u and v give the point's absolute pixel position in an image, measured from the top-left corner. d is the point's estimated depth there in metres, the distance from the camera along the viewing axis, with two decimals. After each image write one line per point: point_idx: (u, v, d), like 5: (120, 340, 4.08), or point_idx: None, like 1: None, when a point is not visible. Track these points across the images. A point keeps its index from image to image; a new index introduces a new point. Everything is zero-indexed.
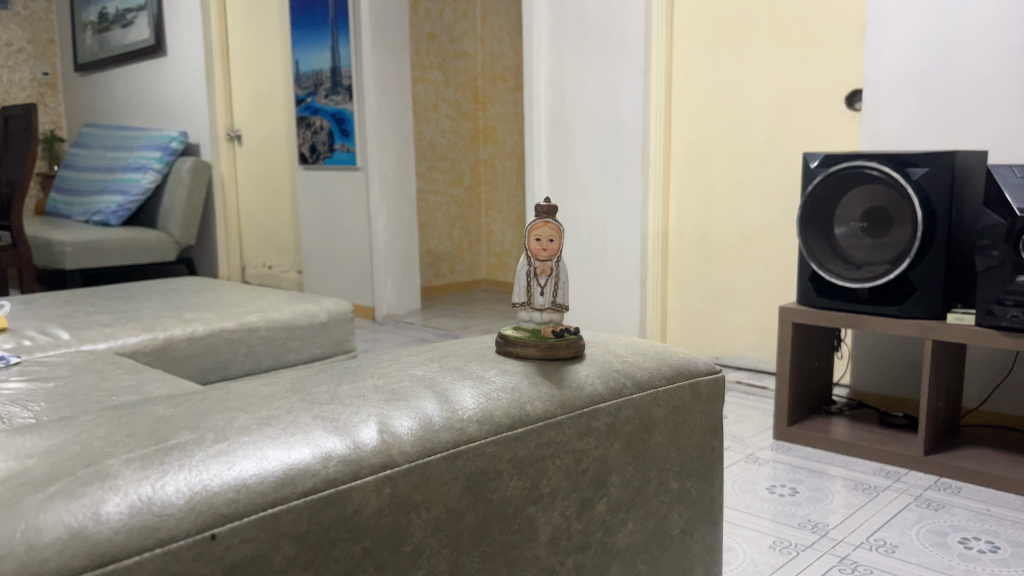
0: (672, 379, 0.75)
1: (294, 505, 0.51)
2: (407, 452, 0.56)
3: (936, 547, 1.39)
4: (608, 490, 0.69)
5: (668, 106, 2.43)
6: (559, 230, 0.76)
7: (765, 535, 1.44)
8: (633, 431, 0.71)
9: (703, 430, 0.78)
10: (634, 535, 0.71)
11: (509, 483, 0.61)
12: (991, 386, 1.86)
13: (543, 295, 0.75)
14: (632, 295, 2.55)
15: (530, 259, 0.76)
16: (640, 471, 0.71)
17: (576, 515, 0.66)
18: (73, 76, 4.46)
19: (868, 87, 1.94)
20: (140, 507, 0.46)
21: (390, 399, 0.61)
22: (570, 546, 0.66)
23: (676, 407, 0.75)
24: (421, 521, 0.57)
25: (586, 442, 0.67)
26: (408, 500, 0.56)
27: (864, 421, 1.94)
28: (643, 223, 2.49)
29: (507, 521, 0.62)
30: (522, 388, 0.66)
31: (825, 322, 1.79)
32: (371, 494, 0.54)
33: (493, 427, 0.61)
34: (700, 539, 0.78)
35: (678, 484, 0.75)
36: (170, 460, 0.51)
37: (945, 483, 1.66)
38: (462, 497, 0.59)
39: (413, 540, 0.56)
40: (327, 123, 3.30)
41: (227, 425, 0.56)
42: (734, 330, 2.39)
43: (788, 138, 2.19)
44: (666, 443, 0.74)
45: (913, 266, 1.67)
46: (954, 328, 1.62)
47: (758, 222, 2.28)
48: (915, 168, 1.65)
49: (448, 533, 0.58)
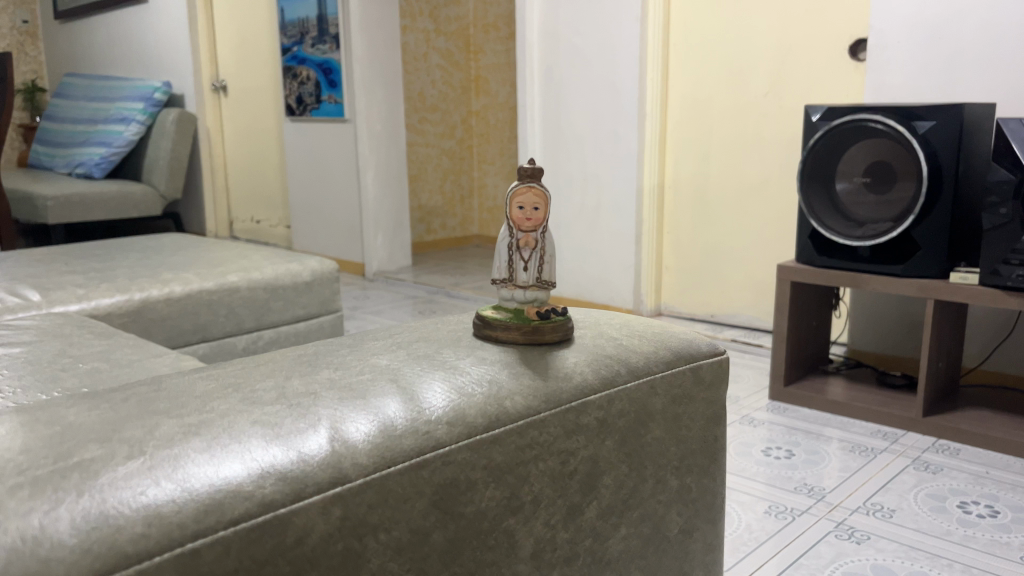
0: (670, 364, 0.70)
1: (220, 537, 0.44)
2: (362, 464, 0.50)
3: (934, 512, 1.36)
4: (598, 494, 0.64)
5: (665, 54, 2.35)
6: (545, 196, 0.70)
7: (760, 500, 1.41)
8: (627, 426, 0.66)
9: (706, 419, 0.73)
10: (627, 540, 0.67)
11: (484, 494, 0.56)
12: (992, 346, 1.83)
13: (527, 270, 0.69)
14: (627, 252, 2.50)
15: (513, 229, 0.70)
16: (636, 469, 0.67)
17: (562, 524, 0.61)
18: (53, 23, 4.31)
19: (873, 36, 1.86)
20: (24, 548, 0.39)
21: (346, 398, 0.55)
22: (555, 558, 0.61)
23: (675, 396, 0.70)
24: (380, 544, 0.51)
25: (573, 442, 0.62)
26: (364, 522, 0.50)
27: (861, 381, 1.91)
28: (639, 177, 2.42)
29: (482, 537, 0.56)
30: (501, 381, 0.61)
31: (824, 282, 1.75)
32: (317, 517, 0.48)
33: (465, 429, 0.55)
34: (701, 538, 0.74)
35: (677, 481, 0.71)
36: (65, 487, 0.43)
37: (942, 445, 1.63)
38: (429, 513, 0.53)
39: (370, 565, 0.50)
40: (314, 73, 3.20)
41: (146, 436, 0.49)
42: (732, 287, 2.35)
43: (789, 90, 2.12)
44: (663, 437, 0.69)
45: (916, 223, 1.62)
46: (957, 289, 1.57)
47: (756, 175, 2.22)
48: (921, 121, 1.58)
49: (411, 556, 0.52)
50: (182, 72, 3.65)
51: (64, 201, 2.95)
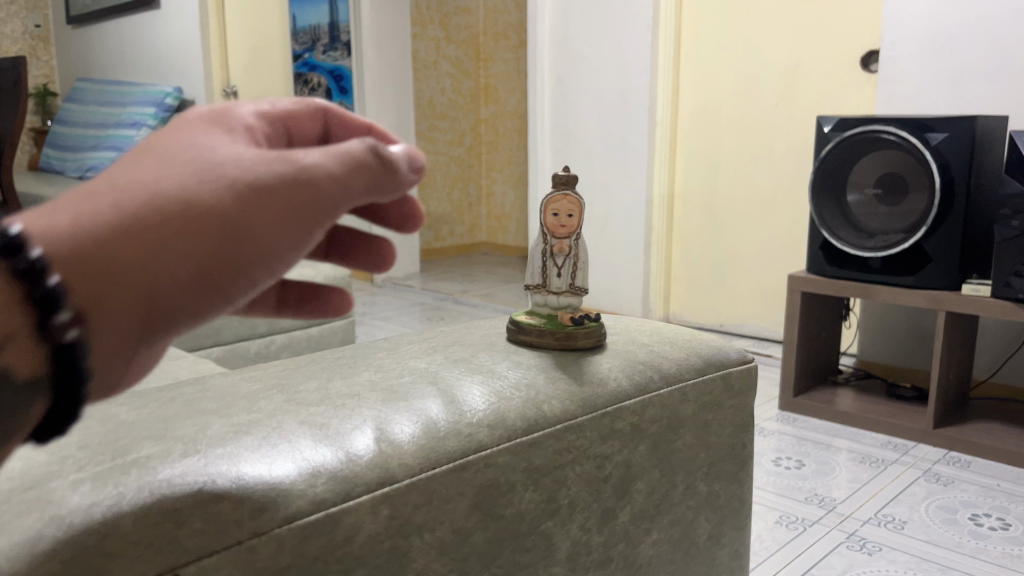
0: (701, 371, 0.69)
1: (275, 535, 0.42)
2: (409, 465, 0.48)
3: (946, 524, 1.36)
4: (631, 498, 0.62)
5: (676, 64, 2.36)
6: (580, 203, 0.71)
7: (771, 509, 1.41)
8: (659, 431, 0.64)
9: (734, 427, 0.72)
10: (658, 544, 0.65)
11: (524, 496, 0.54)
12: (1002, 358, 1.83)
13: (561, 275, 0.71)
14: (635, 261, 2.51)
15: (548, 236, 0.71)
16: (666, 475, 0.65)
17: (596, 528, 0.60)
18: (66, 28, 4.34)
19: (886, 48, 1.87)
20: (90, 544, 0.38)
21: (388, 401, 0.54)
22: (589, 561, 0.59)
23: (705, 403, 0.68)
24: (424, 544, 0.49)
25: (607, 447, 0.60)
26: (411, 522, 0.48)
27: (871, 392, 1.91)
28: (649, 186, 2.44)
29: (520, 538, 0.54)
30: (538, 385, 0.59)
31: (834, 292, 1.75)
32: (366, 516, 0.46)
33: (505, 432, 0.54)
34: (728, 543, 0.72)
35: (706, 486, 0.69)
36: (125, 482, 0.43)
37: (953, 457, 1.63)
38: (470, 514, 0.51)
39: (415, 565, 0.48)
40: (325, 80, 3.19)
41: (199, 434, 0.49)
42: (741, 297, 2.36)
43: (799, 101, 2.12)
44: (693, 443, 0.68)
45: (929, 236, 1.62)
46: (969, 300, 1.57)
47: (766, 186, 2.23)
48: (933, 133, 1.58)
49: (454, 556, 0.50)
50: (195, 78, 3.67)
51: None
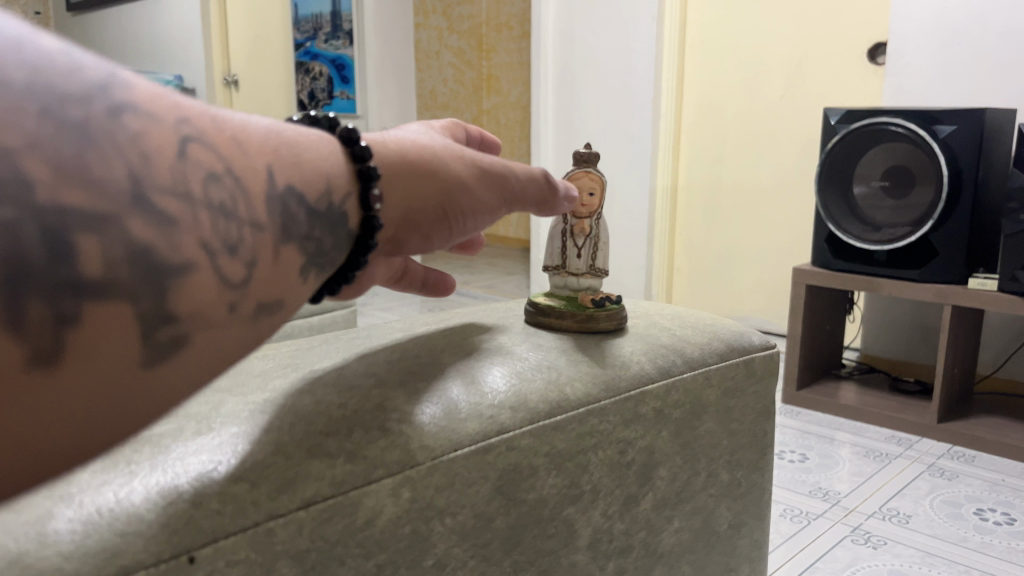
0: (724, 356, 0.66)
1: (293, 517, 0.40)
2: (430, 447, 0.46)
3: (951, 518, 1.35)
4: (654, 485, 0.60)
5: (680, 57, 2.36)
6: (600, 182, 0.70)
7: (775, 502, 1.41)
8: (682, 417, 0.61)
9: (755, 414, 0.69)
10: (679, 533, 0.63)
11: (546, 481, 0.52)
12: (1007, 353, 1.83)
13: (581, 256, 0.70)
14: (637, 253, 2.50)
15: (568, 215, 0.70)
16: (689, 462, 0.62)
17: (618, 514, 0.57)
18: (66, 16, 4.31)
19: (893, 40, 1.85)
20: (100, 521, 0.37)
21: (408, 381, 0.52)
22: (611, 549, 0.57)
23: (729, 388, 0.66)
24: (445, 529, 0.46)
25: (631, 432, 0.57)
26: (431, 505, 0.45)
27: (875, 386, 1.90)
28: (652, 177, 2.42)
29: (542, 524, 0.52)
30: (559, 367, 0.57)
31: (839, 285, 1.74)
32: (387, 499, 0.44)
33: (529, 415, 0.51)
34: (747, 534, 0.70)
35: (727, 475, 0.67)
36: (138, 460, 0.42)
37: (958, 451, 1.62)
38: (492, 499, 0.49)
39: (436, 551, 0.46)
40: (327, 69, 3.09)
41: (212, 412, 0.48)
42: (744, 290, 2.35)
43: (804, 93, 2.11)
44: (716, 430, 0.65)
45: (936, 228, 1.61)
46: (975, 293, 1.55)
47: (770, 179, 2.21)
48: (941, 125, 1.57)
49: (475, 542, 0.48)
50: (194, 67, 3.63)
51: None
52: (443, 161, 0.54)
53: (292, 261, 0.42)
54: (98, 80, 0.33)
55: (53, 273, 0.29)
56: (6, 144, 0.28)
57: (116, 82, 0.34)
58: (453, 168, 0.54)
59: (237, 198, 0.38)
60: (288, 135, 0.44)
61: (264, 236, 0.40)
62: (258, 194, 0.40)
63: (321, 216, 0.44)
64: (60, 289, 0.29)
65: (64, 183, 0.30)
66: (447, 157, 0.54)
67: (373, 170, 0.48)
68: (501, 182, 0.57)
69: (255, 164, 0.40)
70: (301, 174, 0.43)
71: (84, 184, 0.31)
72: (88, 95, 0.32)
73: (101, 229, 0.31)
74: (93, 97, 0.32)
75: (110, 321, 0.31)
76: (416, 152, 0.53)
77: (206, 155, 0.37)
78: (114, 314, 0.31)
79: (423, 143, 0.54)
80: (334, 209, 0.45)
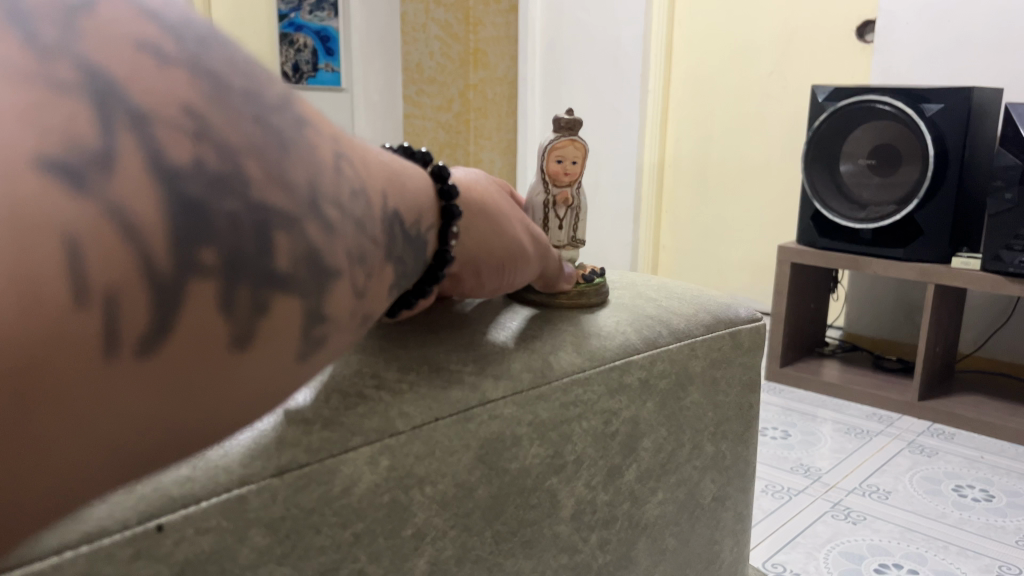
0: (711, 327, 0.65)
1: (267, 484, 0.39)
2: (410, 416, 0.45)
3: (930, 494, 1.36)
4: (638, 456, 0.59)
5: (669, 33, 2.34)
6: (582, 149, 0.67)
7: (757, 478, 1.41)
8: (668, 388, 0.61)
9: (742, 386, 0.69)
10: (663, 505, 0.62)
11: (529, 450, 0.51)
12: (989, 332, 1.84)
13: (562, 227, 0.68)
14: (625, 231, 2.52)
15: (550, 185, 0.67)
16: (674, 433, 0.62)
17: (602, 485, 0.57)
18: None
19: (882, 17, 1.84)
20: None
21: (389, 349, 0.51)
22: (594, 520, 0.56)
23: (715, 360, 0.65)
24: (426, 498, 0.46)
25: (616, 402, 0.57)
26: (411, 474, 0.45)
27: (857, 364, 1.91)
28: (640, 154, 2.43)
29: (524, 495, 0.51)
30: (542, 338, 0.56)
31: (824, 263, 1.74)
32: (364, 468, 0.43)
33: (513, 384, 0.51)
34: (732, 507, 0.70)
35: (713, 447, 0.66)
36: None
37: (938, 429, 1.63)
38: (474, 468, 0.48)
39: (416, 521, 0.45)
40: (312, 41, 2.57)
41: None
42: (729, 268, 2.35)
43: (794, 70, 2.09)
44: (702, 401, 0.64)
45: (921, 207, 1.61)
46: (958, 273, 1.56)
47: (758, 156, 2.20)
48: (929, 104, 1.56)
49: (456, 512, 0.47)
50: None
51: None
52: (512, 218, 0.54)
53: (388, 279, 0.42)
54: (281, 97, 0.36)
55: (258, 264, 0.32)
56: (228, 140, 0.32)
57: (295, 99, 0.37)
58: (516, 228, 0.55)
59: (370, 211, 0.40)
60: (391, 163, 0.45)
61: (382, 250, 0.41)
62: (382, 208, 0.42)
63: (410, 241, 0.45)
64: (260, 281, 0.32)
65: (269, 183, 0.33)
66: (515, 216, 0.55)
67: (457, 208, 0.48)
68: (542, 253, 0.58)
69: (378, 183, 0.42)
70: (405, 200, 0.44)
71: (279, 185, 0.34)
72: (280, 107, 0.36)
73: (291, 227, 0.34)
74: (283, 110, 0.36)
75: (286, 310, 0.34)
76: (493, 203, 0.53)
77: (352, 172, 0.39)
78: (291, 304, 0.34)
79: (496, 196, 0.54)
80: (421, 235, 0.46)
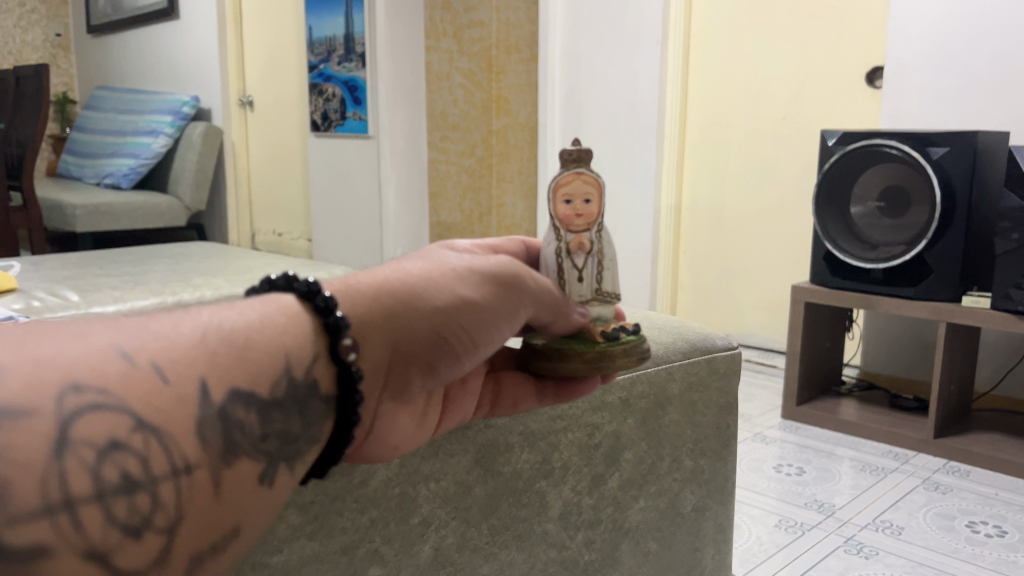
0: (687, 355, 0.77)
1: None
2: None
3: (943, 530, 1.38)
4: (619, 466, 0.71)
5: (684, 80, 2.41)
6: (596, 184, 0.55)
7: (771, 514, 1.44)
8: (647, 406, 0.73)
9: (718, 408, 0.79)
10: (644, 511, 0.74)
11: (520, 456, 0.63)
12: (1004, 371, 1.86)
13: (583, 279, 0.55)
14: (643, 270, 2.56)
15: (560, 231, 0.55)
16: (653, 447, 0.74)
17: (587, 490, 0.69)
18: (86, 39, 3.76)
19: (890, 64, 1.90)
20: None
21: None
22: (580, 521, 0.69)
23: (691, 383, 0.77)
24: (430, 492, 0.58)
25: (599, 417, 0.69)
26: (418, 471, 0.57)
27: (874, 402, 1.93)
28: (656, 198, 2.47)
29: (518, 495, 0.63)
30: None
31: (836, 301, 1.78)
32: (379, 464, 0.54)
33: None
34: (711, 517, 0.82)
35: (691, 461, 0.78)
36: None
37: (953, 466, 1.65)
38: (472, 469, 0.60)
39: (421, 511, 0.57)
40: (340, 90, 2.92)
41: None
42: (745, 308, 2.39)
43: (806, 114, 2.15)
44: (679, 420, 0.76)
45: (930, 247, 1.64)
46: (969, 311, 1.59)
47: (772, 198, 2.26)
48: (935, 147, 1.61)
49: (456, 505, 0.59)
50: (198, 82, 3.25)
51: (93, 210, 2.65)
52: (426, 288, 0.49)
53: (244, 478, 0.40)
54: None
55: None
56: None
57: None
58: (436, 292, 0.49)
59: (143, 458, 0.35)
60: (229, 324, 0.41)
61: (195, 476, 0.37)
62: (180, 434, 0.37)
63: (279, 401, 0.42)
64: None
65: None
66: (434, 282, 0.50)
67: (341, 319, 0.45)
68: (509, 289, 0.51)
69: (177, 397, 0.37)
70: (247, 371, 0.41)
71: None
72: None
73: None
74: None
75: None
76: (391, 288, 0.48)
77: (98, 428, 0.34)
78: None
79: (403, 274, 0.50)
80: (297, 387, 0.43)
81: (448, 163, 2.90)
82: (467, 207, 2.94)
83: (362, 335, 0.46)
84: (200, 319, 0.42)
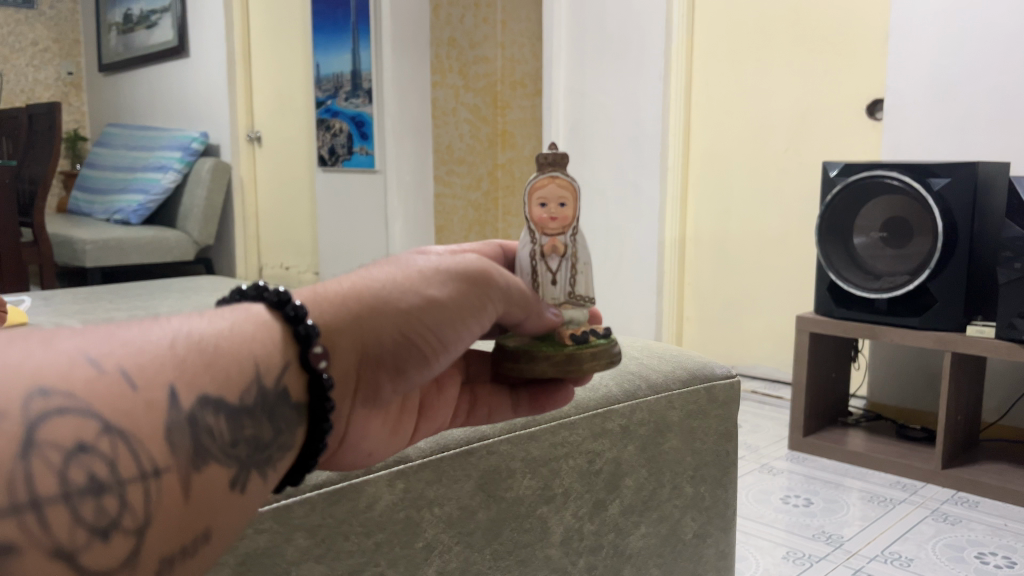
0: (686, 383, 0.78)
1: (308, 498, 0.52)
2: (420, 448, 0.59)
3: (952, 561, 1.37)
4: (620, 492, 0.72)
5: (687, 113, 2.43)
6: (571, 189, 0.58)
7: (779, 546, 1.43)
8: (648, 433, 0.74)
9: (718, 434, 0.81)
10: (645, 538, 0.74)
11: (521, 482, 0.64)
12: (1011, 401, 1.85)
13: (556, 282, 0.57)
14: (648, 303, 2.55)
15: (535, 234, 0.57)
16: (654, 474, 0.75)
17: (589, 516, 0.69)
18: None
19: (889, 96, 1.93)
20: None
21: None
22: (582, 547, 0.69)
23: (691, 411, 0.78)
24: (434, 517, 0.59)
25: (599, 444, 0.70)
26: (422, 496, 0.58)
27: (881, 433, 1.92)
28: (661, 229, 2.48)
29: (519, 520, 0.64)
30: None
31: (841, 332, 1.78)
32: (383, 489, 0.56)
33: (506, 426, 0.64)
34: (714, 544, 0.82)
35: (692, 488, 0.79)
36: None
37: (962, 497, 1.64)
38: (475, 495, 0.61)
39: (426, 535, 0.58)
40: (347, 125, 2.93)
41: None
42: (751, 337, 2.39)
43: (809, 146, 2.17)
44: (680, 447, 0.77)
45: (934, 277, 1.65)
46: (974, 342, 1.60)
47: (777, 230, 2.27)
48: (937, 178, 1.63)
49: (460, 530, 0.60)
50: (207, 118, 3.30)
51: (102, 245, 2.67)
52: (394, 291, 0.47)
53: (216, 485, 0.38)
54: None
55: None
56: None
57: None
58: (405, 296, 0.47)
59: (111, 460, 0.33)
60: (197, 330, 0.39)
61: (167, 479, 0.35)
62: (148, 436, 0.35)
63: (249, 408, 0.40)
64: None
65: None
66: (402, 284, 0.48)
67: (312, 327, 0.43)
68: (478, 289, 0.50)
69: (148, 397, 0.35)
70: (215, 377, 0.38)
71: None
72: None
73: None
74: None
75: None
76: (358, 292, 0.47)
77: (66, 430, 0.32)
78: None
79: (370, 277, 0.48)
80: (267, 398, 0.41)
81: (455, 197, 2.99)
82: (473, 239, 3.06)
83: (330, 339, 0.45)
84: (171, 323, 0.39)
